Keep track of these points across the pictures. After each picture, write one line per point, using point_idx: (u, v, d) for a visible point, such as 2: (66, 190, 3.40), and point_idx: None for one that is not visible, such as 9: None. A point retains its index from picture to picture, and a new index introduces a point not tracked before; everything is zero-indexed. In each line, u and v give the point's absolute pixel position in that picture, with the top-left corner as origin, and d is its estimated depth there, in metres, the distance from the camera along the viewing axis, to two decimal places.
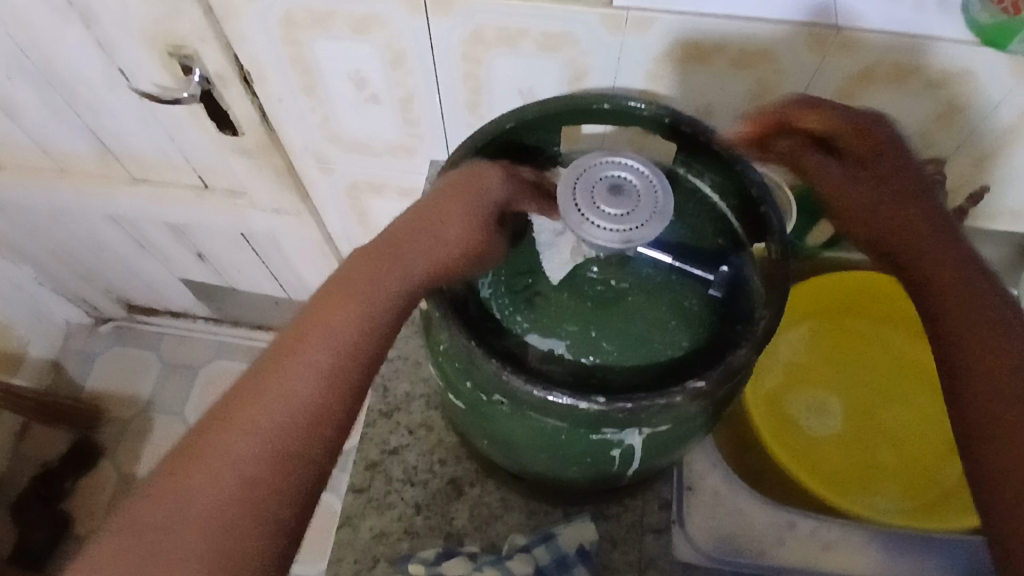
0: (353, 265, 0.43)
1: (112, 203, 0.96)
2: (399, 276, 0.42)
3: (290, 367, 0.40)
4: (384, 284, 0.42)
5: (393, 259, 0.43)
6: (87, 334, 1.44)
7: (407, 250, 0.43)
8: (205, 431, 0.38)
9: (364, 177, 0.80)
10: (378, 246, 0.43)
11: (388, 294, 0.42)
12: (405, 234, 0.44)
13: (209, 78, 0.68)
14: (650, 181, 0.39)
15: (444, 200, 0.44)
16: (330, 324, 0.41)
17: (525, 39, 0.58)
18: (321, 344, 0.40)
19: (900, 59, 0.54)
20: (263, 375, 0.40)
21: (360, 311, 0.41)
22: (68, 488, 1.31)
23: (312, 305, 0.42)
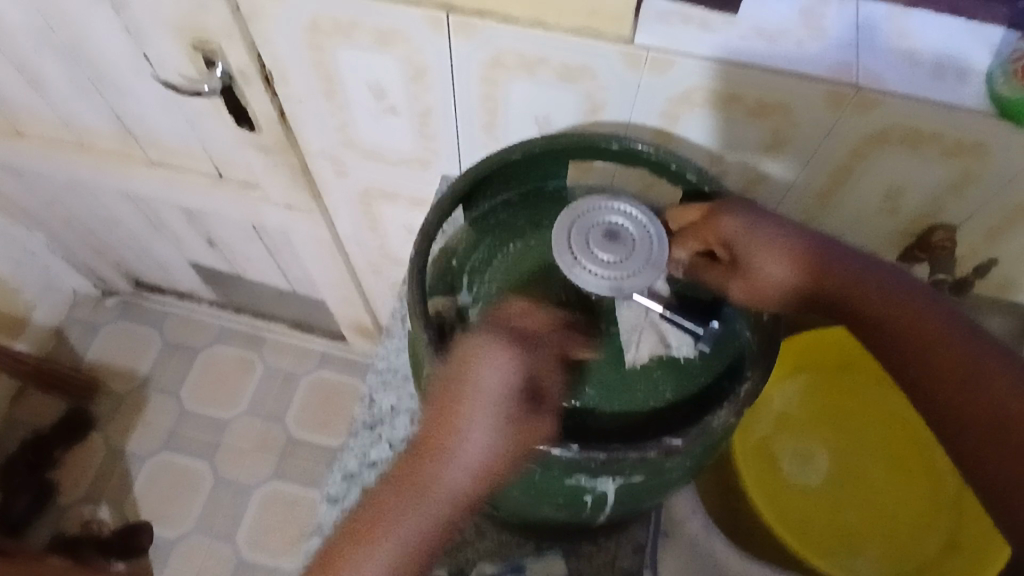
0: (454, 394, 0.41)
1: (128, 182, 0.98)
2: (504, 409, 0.40)
3: (394, 509, 0.41)
4: (493, 419, 0.40)
5: (466, 401, 0.40)
6: (93, 305, 1.45)
7: (507, 378, 0.40)
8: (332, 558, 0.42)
9: (376, 184, 0.80)
10: (444, 385, 0.41)
11: (473, 439, 0.40)
12: (490, 354, 0.40)
13: (232, 73, 0.69)
14: (647, 230, 0.39)
15: (505, 339, 0.41)
16: (426, 467, 0.41)
17: (545, 68, 0.58)
18: (443, 472, 0.40)
19: (917, 126, 0.54)
20: (386, 496, 0.41)
21: (450, 458, 0.40)
22: (58, 456, 1.32)
23: (428, 429, 0.42)
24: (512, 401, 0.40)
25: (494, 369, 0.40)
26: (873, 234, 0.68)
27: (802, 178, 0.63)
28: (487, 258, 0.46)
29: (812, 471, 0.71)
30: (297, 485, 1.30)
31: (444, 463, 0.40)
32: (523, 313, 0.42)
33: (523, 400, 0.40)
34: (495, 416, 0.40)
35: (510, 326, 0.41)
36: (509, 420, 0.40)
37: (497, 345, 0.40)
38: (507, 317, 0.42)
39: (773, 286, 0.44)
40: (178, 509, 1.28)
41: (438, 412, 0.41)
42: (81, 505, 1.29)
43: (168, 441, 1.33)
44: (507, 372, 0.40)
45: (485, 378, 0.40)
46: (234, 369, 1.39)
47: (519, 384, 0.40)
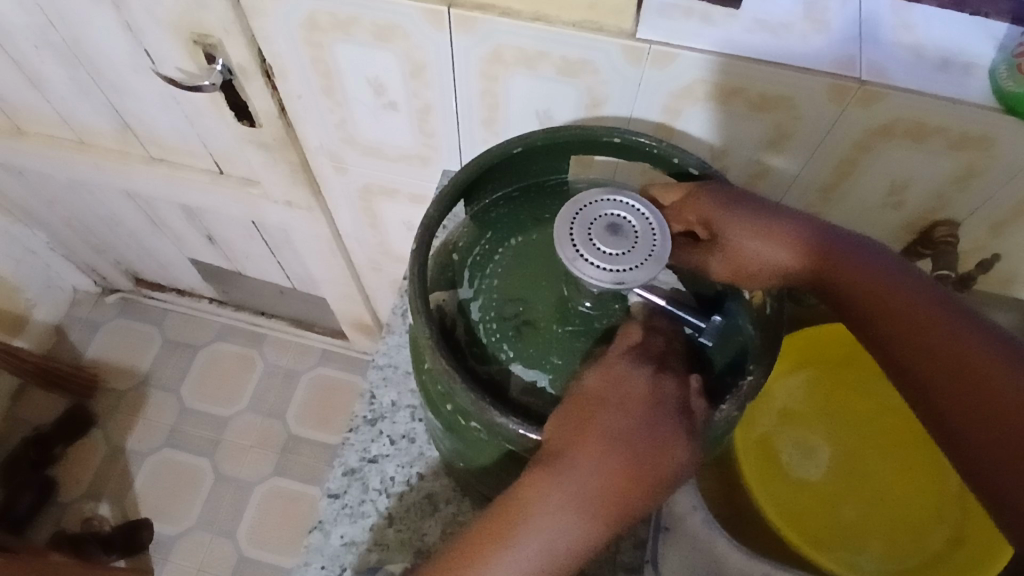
0: (594, 436, 0.38)
1: (128, 179, 0.97)
2: (654, 459, 0.38)
3: (522, 531, 0.37)
4: (643, 469, 0.37)
5: (613, 415, 0.38)
6: (93, 303, 1.45)
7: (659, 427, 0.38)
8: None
9: (376, 180, 0.80)
10: (582, 400, 0.39)
11: (612, 455, 0.37)
12: (637, 402, 0.38)
13: (231, 69, 0.69)
14: (649, 224, 0.39)
15: (641, 363, 0.40)
16: (570, 490, 0.37)
17: (546, 63, 0.57)
18: (579, 518, 0.37)
19: (919, 120, 0.54)
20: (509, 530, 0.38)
21: (589, 474, 0.37)
22: (58, 454, 1.32)
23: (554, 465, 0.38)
24: (660, 420, 0.38)
25: (638, 386, 0.39)
26: (874, 230, 0.67)
27: (804, 172, 0.62)
28: (488, 252, 0.46)
29: (815, 463, 0.71)
30: (297, 482, 1.29)
31: (588, 484, 0.37)
32: (654, 346, 0.41)
33: (673, 424, 0.38)
34: (643, 467, 0.37)
35: (645, 352, 0.40)
36: (653, 440, 0.38)
37: (640, 364, 0.39)
38: (639, 344, 0.41)
39: (775, 273, 0.44)
40: (178, 506, 1.28)
41: (571, 423, 0.38)
42: (82, 502, 1.29)
43: (169, 438, 1.33)
44: (647, 389, 0.39)
45: (631, 395, 0.38)
46: (234, 366, 1.38)
47: (670, 406, 0.39)
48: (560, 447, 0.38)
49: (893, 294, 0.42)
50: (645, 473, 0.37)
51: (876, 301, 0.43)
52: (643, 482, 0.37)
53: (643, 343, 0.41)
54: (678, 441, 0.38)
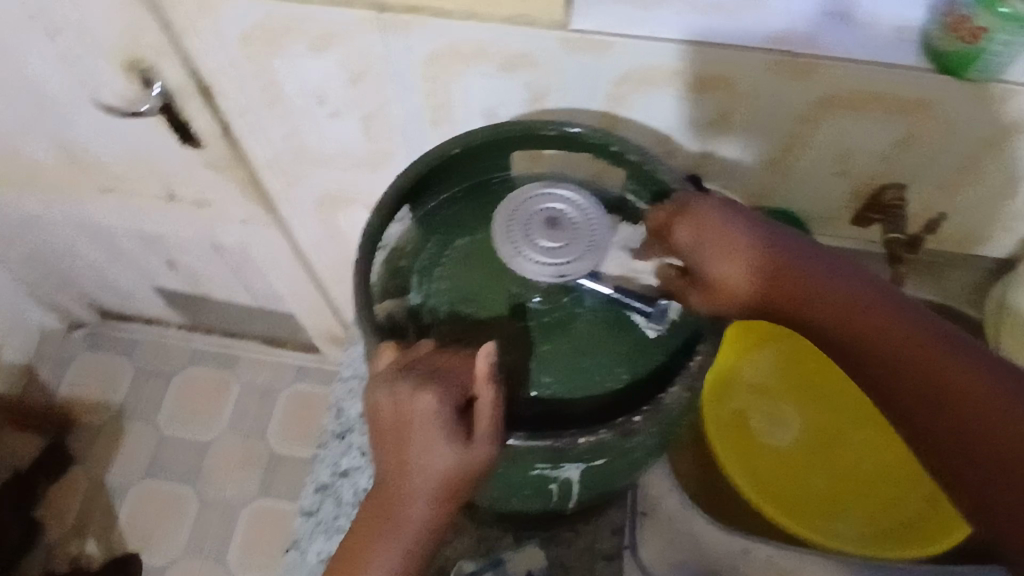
0: (389, 419, 0.39)
1: (81, 210, 0.95)
2: (439, 425, 0.38)
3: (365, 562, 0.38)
4: (435, 437, 0.38)
5: (404, 439, 0.38)
6: (62, 338, 1.42)
7: (431, 397, 0.38)
8: None
9: (330, 191, 0.79)
10: (380, 429, 0.39)
11: (414, 434, 0.38)
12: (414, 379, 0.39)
13: (170, 91, 0.67)
14: (587, 215, 0.39)
15: (421, 377, 0.39)
16: (396, 474, 0.39)
17: (484, 60, 0.57)
18: (409, 495, 0.38)
19: (855, 89, 0.55)
20: (362, 526, 0.39)
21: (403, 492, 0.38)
22: (38, 495, 1.29)
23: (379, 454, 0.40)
24: (444, 429, 0.38)
25: (422, 401, 0.38)
26: (825, 201, 0.68)
27: (749, 149, 0.63)
28: (435, 256, 0.45)
29: (786, 431, 0.71)
30: (284, 500, 1.28)
31: (405, 467, 0.38)
32: (432, 357, 0.41)
33: (454, 417, 0.39)
34: (434, 436, 0.38)
35: (418, 368, 0.40)
36: (451, 443, 0.38)
37: (410, 384, 0.39)
38: (408, 361, 0.40)
39: (738, 288, 0.41)
40: (166, 536, 1.26)
41: (383, 455, 0.39)
42: (68, 541, 1.27)
43: (150, 469, 1.31)
44: (430, 398, 0.38)
45: (414, 415, 0.38)
46: (211, 390, 1.37)
47: (445, 399, 0.38)
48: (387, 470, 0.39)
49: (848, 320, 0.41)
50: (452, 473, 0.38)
51: (843, 315, 0.40)
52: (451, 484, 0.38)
53: (418, 357, 0.40)
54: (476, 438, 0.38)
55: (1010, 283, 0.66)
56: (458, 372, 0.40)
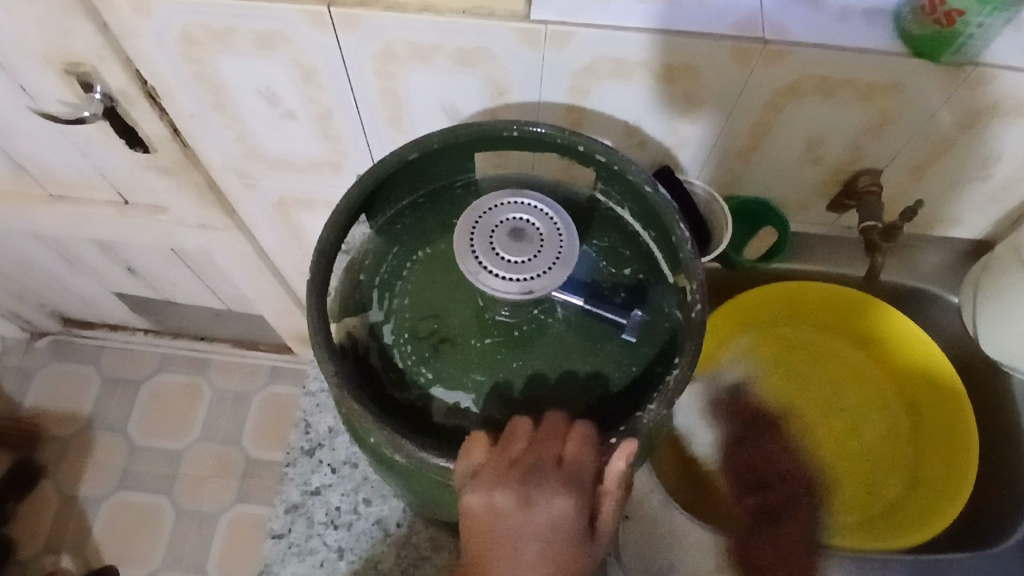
0: (510, 519, 0.35)
1: (30, 220, 0.91)
2: (564, 532, 0.35)
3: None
4: (561, 548, 0.35)
5: (522, 548, 0.35)
6: (24, 350, 1.38)
7: (563, 501, 0.35)
8: None
9: (290, 192, 0.76)
10: (486, 534, 0.35)
11: (538, 540, 0.35)
12: (546, 477, 0.36)
13: (111, 95, 0.64)
14: (554, 225, 0.36)
15: (541, 478, 0.36)
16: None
17: (441, 55, 0.54)
18: None
19: (827, 74, 0.53)
20: None
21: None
22: (7, 512, 1.25)
23: (480, 553, 0.35)
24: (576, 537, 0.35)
25: (551, 505, 0.35)
26: (799, 188, 0.66)
27: (721, 138, 0.61)
28: (396, 268, 0.43)
29: (765, 418, 0.70)
30: (263, 506, 1.26)
31: (517, 574, 0.35)
32: (540, 444, 0.37)
33: (580, 523, 0.36)
34: (560, 544, 0.35)
35: (530, 462, 0.36)
36: (578, 551, 0.35)
37: (534, 489, 0.35)
38: (512, 453, 0.37)
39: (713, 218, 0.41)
40: (143, 547, 1.24)
41: (488, 567, 0.35)
42: (41, 558, 1.24)
43: (122, 479, 1.28)
44: (559, 507, 0.35)
45: (541, 523, 0.35)
46: (182, 396, 1.33)
47: (578, 503, 0.36)
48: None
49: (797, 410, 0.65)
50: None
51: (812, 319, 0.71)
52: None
53: (522, 446, 0.37)
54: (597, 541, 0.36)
55: (983, 271, 0.66)
56: (583, 466, 0.36)
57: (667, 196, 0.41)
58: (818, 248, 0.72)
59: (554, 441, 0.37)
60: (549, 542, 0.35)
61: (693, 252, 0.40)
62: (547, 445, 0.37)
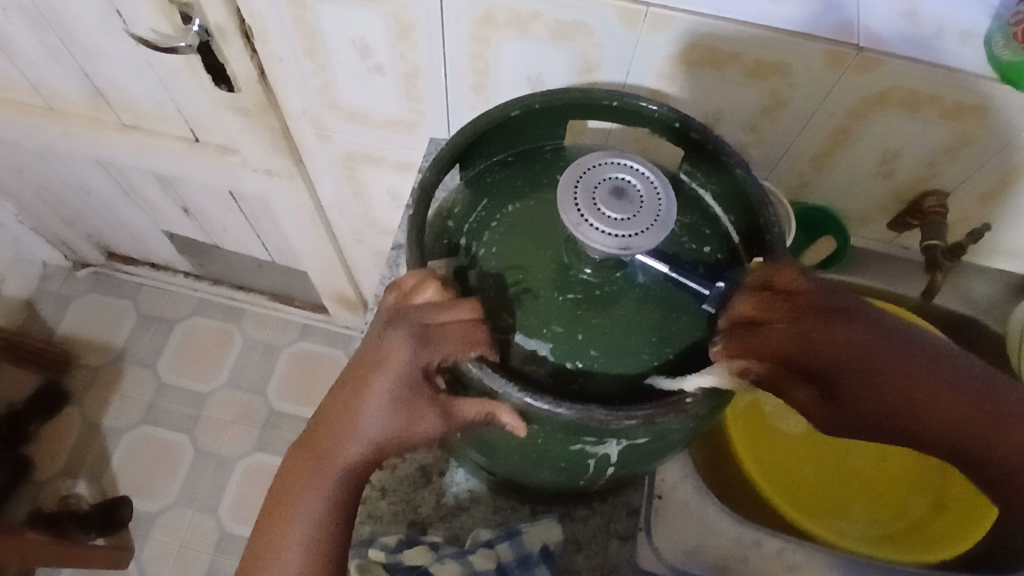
0: (373, 351, 0.37)
1: (100, 147, 0.94)
2: (424, 373, 0.36)
3: (292, 502, 0.36)
4: (416, 384, 0.36)
5: (371, 389, 0.36)
6: (65, 277, 1.42)
7: (430, 351, 0.36)
8: (272, 500, 0.37)
9: (360, 148, 0.78)
10: (359, 367, 0.37)
11: (401, 377, 0.36)
12: (429, 328, 0.37)
13: (208, 30, 0.66)
14: (654, 187, 0.38)
15: (410, 335, 0.36)
16: (364, 402, 0.36)
17: (539, 25, 0.56)
18: (366, 423, 0.36)
19: (914, 89, 0.54)
20: (311, 443, 0.37)
21: (344, 452, 0.36)
22: (32, 432, 1.29)
23: (343, 378, 0.37)
24: (416, 409, 0.36)
25: (406, 355, 0.36)
26: (864, 200, 0.67)
27: (798, 140, 0.62)
28: (485, 218, 0.44)
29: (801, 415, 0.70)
30: (280, 457, 1.29)
31: (378, 404, 0.36)
32: (435, 303, 0.37)
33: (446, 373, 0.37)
34: (416, 381, 0.36)
35: (417, 318, 0.37)
36: (415, 420, 0.36)
37: (402, 338, 0.37)
38: (410, 304, 0.38)
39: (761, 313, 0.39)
40: (158, 482, 1.27)
41: (349, 407, 0.36)
42: (58, 481, 1.27)
43: (146, 415, 1.32)
44: (407, 365, 0.36)
45: (392, 378, 0.36)
46: (213, 340, 1.37)
47: (449, 356, 0.36)
48: (341, 408, 0.36)
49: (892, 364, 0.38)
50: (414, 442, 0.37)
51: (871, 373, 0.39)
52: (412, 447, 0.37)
53: (424, 298, 0.38)
54: (442, 419, 0.37)
55: None
56: (460, 329, 0.36)
57: (757, 180, 0.43)
58: (872, 266, 0.73)
59: (444, 304, 0.37)
60: (411, 379, 0.36)
61: (781, 235, 0.42)
62: (436, 304, 0.37)
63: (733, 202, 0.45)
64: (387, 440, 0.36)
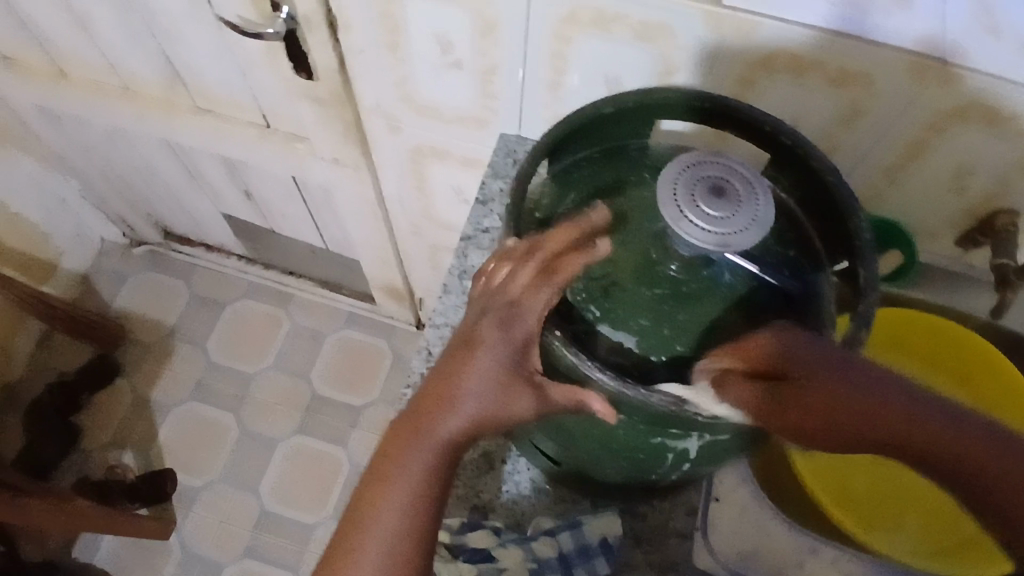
0: (472, 326, 0.39)
1: (172, 130, 0.97)
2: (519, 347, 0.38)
3: (382, 482, 0.37)
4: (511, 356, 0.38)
5: (465, 374, 0.38)
6: (121, 255, 1.47)
7: (523, 325, 0.38)
8: (372, 472, 0.38)
9: (428, 142, 0.79)
10: (454, 351, 0.39)
11: (497, 349, 0.38)
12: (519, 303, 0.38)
13: (295, 19, 0.68)
14: (751, 186, 0.38)
15: (498, 319, 0.38)
16: (464, 376, 0.38)
17: (624, 26, 0.57)
18: (468, 394, 0.37)
19: (998, 105, 0.53)
20: (414, 416, 0.38)
21: (436, 432, 0.37)
22: (84, 402, 1.34)
23: (446, 353, 0.39)
24: (507, 391, 0.37)
25: (497, 331, 0.38)
26: (933, 215, 0.67)
27: (872, 151, 0.62)
28: (573, 211, 0.46)
29: None
30: (322, 441, 1.32)
31: (477, 378, 0.37)
32: (521, 277, 0.39)
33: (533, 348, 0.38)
34: (511, 353, 0.38)
35: (505, 294, 0.39)
36: (504, 402, 0.37)
37: (491, 318, 0.38)
38: (497, 282, 0.39)
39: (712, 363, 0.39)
40: (203, 458, 1.31)
41: (442, 390, 0.38)
42: (106, 452, 1.31)
43: (194, 392, 1.36)
44: (498, 348, 0.38)
45: (485, 362, 0.37)
46: (261, 323, 1.41)
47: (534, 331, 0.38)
48: (437, 390, 0.38)
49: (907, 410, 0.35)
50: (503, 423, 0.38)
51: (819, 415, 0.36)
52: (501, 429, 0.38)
53: (509, 274, 0.39)
54: (530, 399, 0.37)
55: None
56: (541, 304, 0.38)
57: (847, 187, 0.43)
58: (935, 280, 0.73)
59: (528, 279, 0.38)
60: (506, 350, 0.38)
61: (870, 241, 0.42)
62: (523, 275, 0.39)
63: (817, 206, 0.46)
64: (478, 422, 0.38)
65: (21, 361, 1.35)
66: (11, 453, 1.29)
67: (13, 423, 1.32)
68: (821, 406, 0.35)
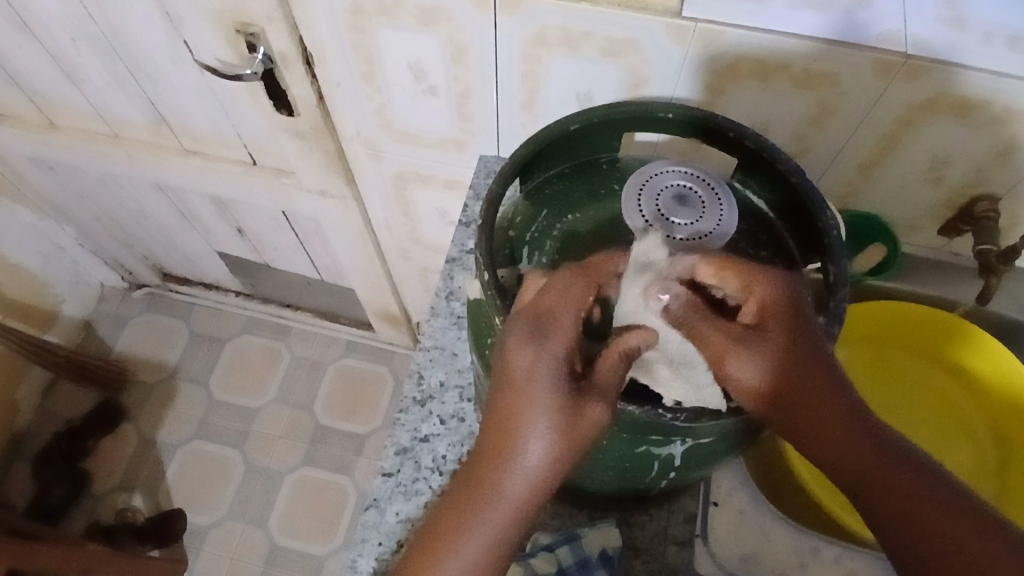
0: (505, 395, 0.37)
1: (161, 171, 0.99)
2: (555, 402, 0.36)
3: (458, 534, 0.37)
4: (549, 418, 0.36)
5: (511, 436, 0.36)
6: (121, 298, 1.49)
7: (551, 385, 0.36)
8: (429, 541, 0.38)
9: (410, 167, 0.80)
10: (497, 420, 0.37)
11: (540, 412, 0.36)
12: (540, 367, 0.36)
13: (272, 58, 0.69)
14: (714, 193, 0.42)
15: (531, 381, 0.36)
16: (510, 443, 0.36)
17: (589, 43, 0.58)
18: (518, 460, 0.36)
19: (964, 96, 0.54)
20: (469, 489, 0.37)
21: (506, 474, 0.37)
22: (90, 446, 1.35)
23: (488, 422, 0.38)
24: (569, 411, 0.35)
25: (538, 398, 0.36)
26: (913, 206, 0.67)
27: (847, 148, 0.63)
28: (546, 228, 0.46)
29: None
30: (327, 471, 1.33)
31: (527, 441, 0.36)
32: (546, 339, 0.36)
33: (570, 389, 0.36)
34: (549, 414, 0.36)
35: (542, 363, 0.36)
36: (568, 421, 0.35)
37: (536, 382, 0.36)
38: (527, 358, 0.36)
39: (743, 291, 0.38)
40: (211, 496, 1.31)
41: (503, 432, 0.37)
42: (114, 494, 1.32)
43: (198, 430, 1.36)
44: (539, 409, 0.36)
45: (535, 389, 0.36)
46: (262, 357, 1.42)
47: (562, 383, 0.36)
48: (491, 458, 0.37)
49: (890, 474, 0.35)
50: (572, 429, 0.35)
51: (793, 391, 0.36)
52: (583, 452, 0.36)
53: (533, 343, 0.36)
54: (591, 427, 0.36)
55: None
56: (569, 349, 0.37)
57: (813, 186, 0.44)
58: (923, 269, 0.73)
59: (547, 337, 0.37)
60: (550, 411, 0.36)
61: (838, 237, 0.43)
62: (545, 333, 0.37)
63: (787, 206, 0.46)
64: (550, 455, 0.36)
65: (26, 411, 1.36)
66: (21, 502, 1.30)
67: (22, 471, 1.34)
68: (796, 397, 0.36)
